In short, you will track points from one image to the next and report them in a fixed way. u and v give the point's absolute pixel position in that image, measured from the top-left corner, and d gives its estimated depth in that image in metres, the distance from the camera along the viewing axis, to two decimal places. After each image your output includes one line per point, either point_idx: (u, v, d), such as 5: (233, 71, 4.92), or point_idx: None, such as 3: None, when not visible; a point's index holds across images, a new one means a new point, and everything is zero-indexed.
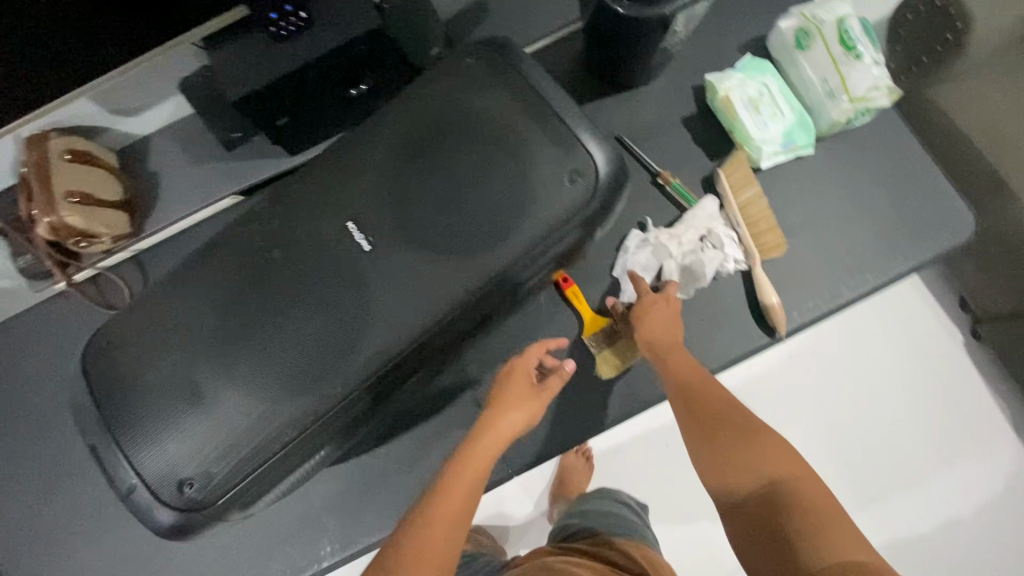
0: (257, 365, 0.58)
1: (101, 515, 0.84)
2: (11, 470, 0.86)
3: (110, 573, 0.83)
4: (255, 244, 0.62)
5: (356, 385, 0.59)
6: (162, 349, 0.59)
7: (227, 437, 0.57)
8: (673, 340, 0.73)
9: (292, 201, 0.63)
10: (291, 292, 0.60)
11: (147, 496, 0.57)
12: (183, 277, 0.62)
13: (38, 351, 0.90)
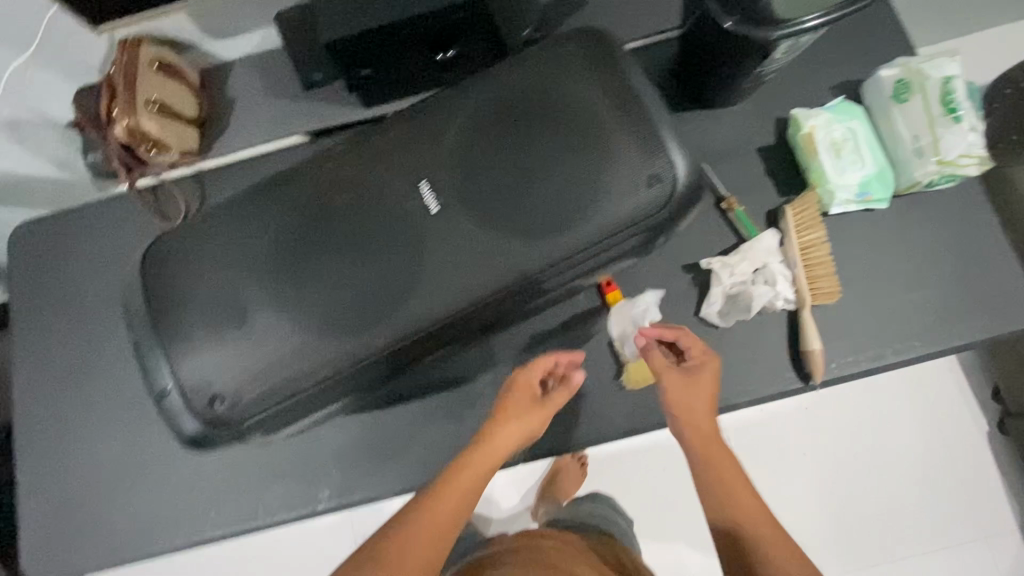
0: (303, 303, 0.59)
1: (118, 413, 0.87)
2: (49, 352, 0.91)
3: (115, 469, 0.86)
4: (324, 183, 0.62)
5: (395, 339, 0.60)
6: (217, 267, 0.61)
7: (262, 363, 0.58)
8: (690, 386, 0.69)
9: (366, 150, 0.63)
10: (349, 238, 0.61)
11: (177, 403, 0.59)
12: (250, 202, 0.63)
13: (93, 248, 0.94)
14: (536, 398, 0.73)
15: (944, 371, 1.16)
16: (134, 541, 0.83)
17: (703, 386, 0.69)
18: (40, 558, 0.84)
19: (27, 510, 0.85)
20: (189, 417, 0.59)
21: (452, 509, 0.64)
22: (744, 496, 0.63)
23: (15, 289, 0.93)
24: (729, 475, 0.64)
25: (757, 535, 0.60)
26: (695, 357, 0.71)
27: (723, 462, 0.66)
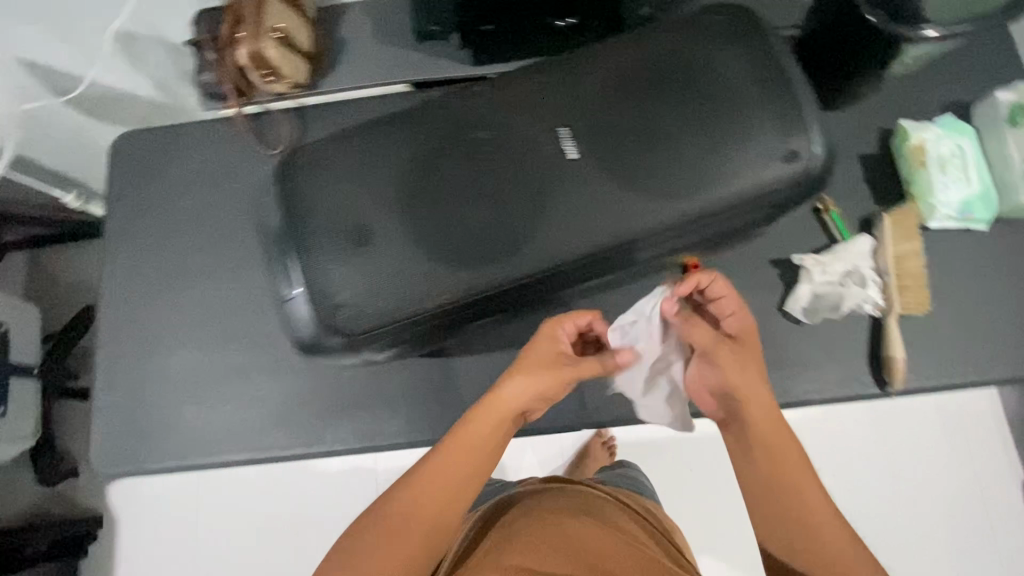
0: (430, 228, 0.61)
1: (201, 327, 0.90)
2: (138, 260, 0.94)
3: (192, 379, 0.89)
4: (456, 121, 0.64)
5: (513, 276, 0.61)
6: (349, 184, 0.63)
7: (385, 280, 0.61)
8: (738, 354, 0.66)
9: (504, 91, 0.65)
10: (476, 177, 0.62)
11: (298, 310, 0.63)
12: (381, 130, 0.65)
13: (191, 166, 0.96)
14: (565, 358, 0.66)
15: (989, 408, 1.16)
16: (202, 450, 0.86)
17: (750, 350, 0.67)
18: (106, 454, 0.87)
19: (99, 406, 0.88)
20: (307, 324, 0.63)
21: (447, 484, 0.60)
22: (795, 479, 0.60)
23: (112, 195, 0.96)
24: (781, 461, 0.61)
25: (810, 517, 0.59)
26: (737, 323, 0.68)
27: (775, 445, 0.62)
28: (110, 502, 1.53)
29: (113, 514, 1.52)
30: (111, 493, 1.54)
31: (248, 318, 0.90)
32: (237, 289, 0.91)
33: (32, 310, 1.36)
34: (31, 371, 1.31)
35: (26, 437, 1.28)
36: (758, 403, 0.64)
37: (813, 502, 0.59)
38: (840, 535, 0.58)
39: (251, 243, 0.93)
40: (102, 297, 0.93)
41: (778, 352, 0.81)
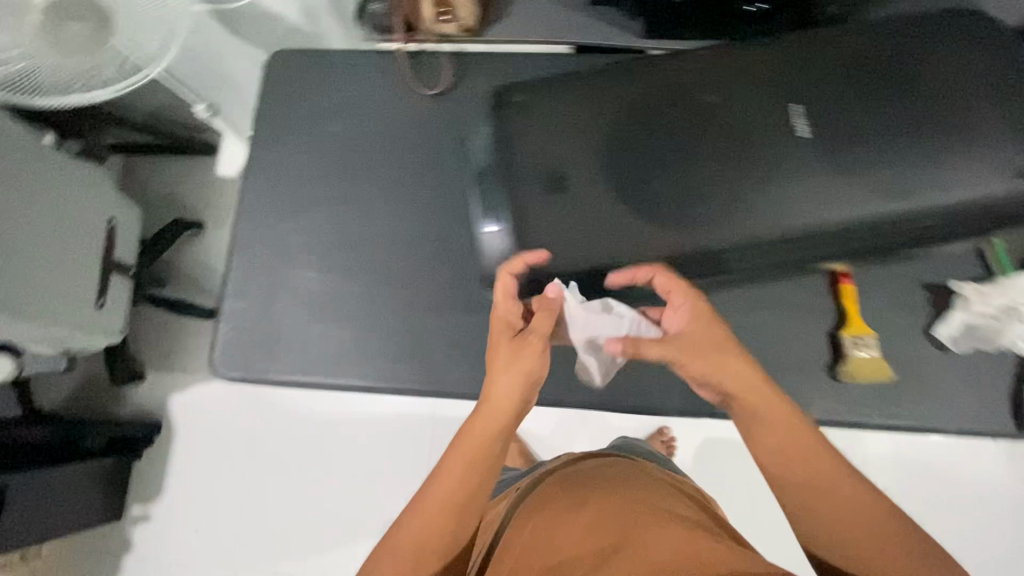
0: (662, 176, 0.66)
1: (333, 251, 0.91)
2: (280, 175, 0.94)
3: (318, 300, 0.90)
4: (658, 91, 0.69)
5: (739, 237, 0.64)
6: (587, 125, 0.70)
7: (611, 218, 0.67)
8: (707, 342, 0.58)
9: (743, 62, 0.69)
10: (668, 147, 0.67)
11: (492, 239, 0.74)
12: (589, 89, 0.71)
13: (345, 91, 0.97)
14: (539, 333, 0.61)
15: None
16: (324, 370, 0.88)
17: (709, 340, 0.58)
18: (230, 356, 0.88)
19: (229, 310, 0.89)
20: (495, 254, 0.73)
21: (450, 486, 0.56)
22: (799, 464, 0.54)
23: (262, 108, 0.97)
24: (795, 451, 0.54)
25: (806, 496, 0.53)
26: (688, 313, 0.60)
27: (781, 444, 0.54)
28: (171, 411, 1.57)
29: (174, 422, 1.56)
30: (173, 402, 1.57)
31: (383, 251, 0.91)
32: (375, 221, 0.92)
33: (135, 211, 1.38)
34: (129, 270, 1.33)
35: (118, 332, 1.30)
36: (750, 396, 0.56)
37: (817, 479, 0.53)
38: (847, 506, 0.52)
39: (396, 178, 0.93)
40: (241, 205, 0.94)
41: (915, 374, 0.80)
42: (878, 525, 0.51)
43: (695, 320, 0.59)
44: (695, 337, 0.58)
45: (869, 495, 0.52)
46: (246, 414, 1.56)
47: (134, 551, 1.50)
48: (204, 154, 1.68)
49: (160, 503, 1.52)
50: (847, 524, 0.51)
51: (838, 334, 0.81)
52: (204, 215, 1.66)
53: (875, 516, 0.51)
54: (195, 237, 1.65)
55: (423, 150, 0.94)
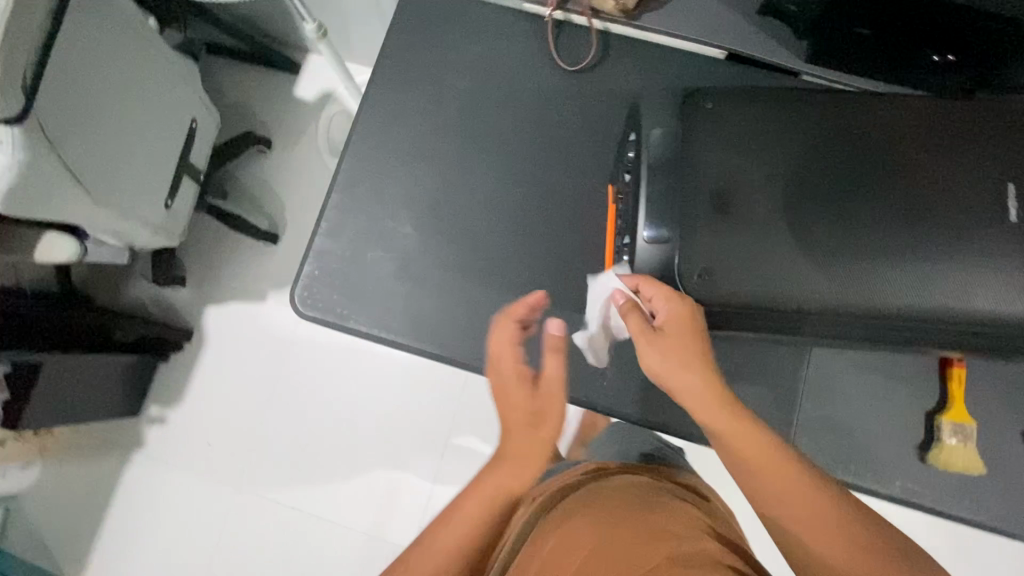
0: (825, 222, 0.56)
1: (432, 209, 0.87)
2: (393, 119, 0.90)
3: (406, 256, 0.86)
4: (882, 127, 0.58)
5: (898, 310, 0.54)
6: (751, 144, 0.59)
7: (757, 255, 0.56)
8: (679, 342, 0.57)
9: (948, 115, 0.58)
10: (886, 195, 0.56)
11: (641, 246, 0.61)
12: (797, 105, 0.60)
13: (477, 48, 0.91)
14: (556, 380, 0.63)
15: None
16: (403, 330, 0.84)
17: (690, 334, 0.57)
18: (311, 296, 0.84)
19: (318, 249, 0.85)
20: (639, 268, 0.62)
21: (447, 543, 0.56)
22: (751, 462, 0.54)
23: (387, 44, 0.91)
24: (753, 452, 0.54)
25: (763, 492, 0.54)
26: (672, 310, 0.57)
27: (735, 446, 0.55)
28: (205, 323, 1.55)
29: (206, 334, 1.55)
30: (208, 314, 1.55)
31: (485, 222, 0.87)
32: (482, 190, 0.88)
33: (214, 117, 1.33)
34: (197, 175, 1.30)
35: (172, 235, 1.25)
36: (706, 401, 0.56)
37: (768, 475, 0.54)
38: (797, 497, 0.53)
39: (512, 149, 0.89)
40: (348, 143, 0.89)
41: (1010, 476, 0.77)
42: (826, 512, 0.52)
43: (681, 321, 0.56)
44: (680, 333, 0.57)
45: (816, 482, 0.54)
46: (276, 342, 1.54)
47: (143, 452, 1.49)
48: (285, 72, 1.62)
49: (177, 410, 1.52)
50: (796, 515, 0.52)
51: (936, 418, 0.78)
52: (273, 135, 1.62)
53: (824, 503, 0.52)
54: (260, 154, 1.60)
55: (548, 126, 0.89)
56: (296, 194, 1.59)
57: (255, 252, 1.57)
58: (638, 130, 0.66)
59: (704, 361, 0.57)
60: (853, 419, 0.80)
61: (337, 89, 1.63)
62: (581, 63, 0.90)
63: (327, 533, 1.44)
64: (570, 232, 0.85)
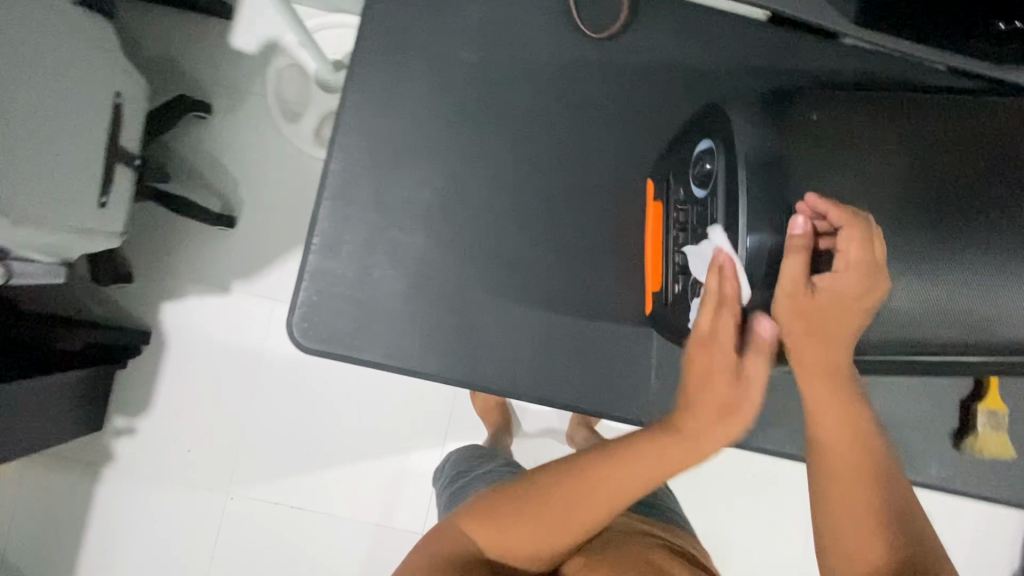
0: (912, 251, 0.54)
1: (444, 211, 0.75)
2: (387, 103, 0.75)
3: (418, 267, 0.74)
4: (978, 132, 0.57)
5: (968, 342, 0.55)
6: (841, 164, 0.54)
7: (852, 292, 0.52)
8: (834, 303, 0.53)
9: (1019, 129, 0.57)
10: (985, 204, 0.55)
11: (738, 278, 0.54)
12: (903, 108, 0.57)
13: (480, 13, 0.76)
14: (795, 285, 0.52)
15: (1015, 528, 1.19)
16: (425, 357, 0.73)
17: (845, 306, 0.53)
18: (312, 326, 0.72)
19: (314, 269, 0.73)
20: (735, 290, 0.54)
21: (494, 530, 0.58)
22: (830, 433, 0.56)
23: (371, 9, 0.75)
24: (846, 443, 0.55)
25: (826, 476, 0.55)
26: (848, 275, 0.52)
27: (816, 414, 0.57)
28: (163, 321, 1.36)
29: (167, 334, 1.36)
30: (166, 311, 1.35)
31: (507, 226, 0.75)
32: (500, 187, 0.75)
33: (142, 85, 1.11)
34: (131, 157, 1.08)
35: (115, 235, 1.07)
36: (817, 389, 0.56)
37: (844, 454, 0.55)
38: (860, 482, 0.54)
39: (534, 136, 0.76)
40: (335, 135, 0.74)
41: None
42: (879, 509, 0.52)
43: (845, 298, 0.53)
44: (837, 300, 0.53)
45: (888, 486, 0.54)
46: (248, 336, 1.35)
47: (112, 467, 1.33)
48: (218, 19, 1.36)
49: (146, 419, 1.34)
50: (845, 499, 0.54)
51: (972, 405, 0.77)
52: (212, 95, 1.36)
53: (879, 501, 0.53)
54: (201, 121, 1.36)
55: (571, 108, 0.76)
56: (249, 167, 1.36)
57: (209, 238, 1.36)
58: (713, 135, 0.57)
59: (838, 336, 0.55)
60: (899, 414, 0.78)
61: (283, 37, 1.36)
62: (605, 29, 0.77)
63: (333, 529, 1.34)
64: (603, 234, 0.75)
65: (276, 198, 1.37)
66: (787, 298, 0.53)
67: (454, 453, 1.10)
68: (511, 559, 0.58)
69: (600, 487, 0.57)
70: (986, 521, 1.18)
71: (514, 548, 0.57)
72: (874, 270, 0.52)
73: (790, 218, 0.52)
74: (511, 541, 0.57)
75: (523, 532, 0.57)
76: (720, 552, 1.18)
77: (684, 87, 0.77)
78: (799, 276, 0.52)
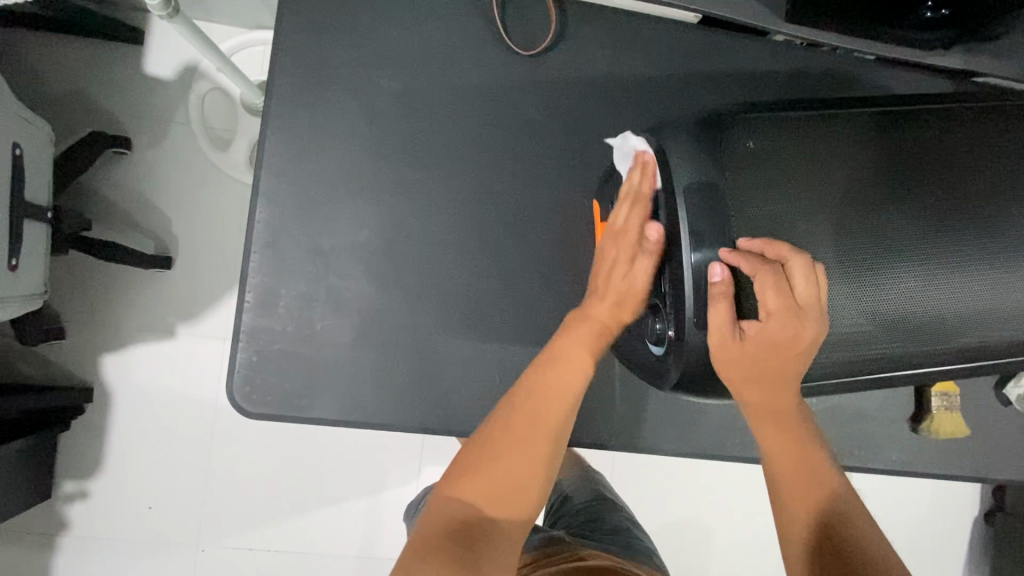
0: (855, 269, 0.53)
1: (383, 251, 0.70)
2: (313, 143, 0.70)
3: (362, 315, 0.70)
4: (913, 144, 0.57)
5: (920, 353, 0.55)
6: (778, 188, 0.53)
7: (788, 333, 0.50)
8: (765, 347, 0.51)
9: (947, 131, 0.57)
10: (924, 216, 0.55)
11: (687, 318, 0.52)
12: (833, 125, 0.57)
13: (403, 39, 0.72)
14: (724, 332, 0.50)
15: (970, 487, 1.24)
16: (381, 410, 0.69)
17: (778, 350, 0.51)
18: (255, 390, 0.68)
19: (250, 328, 0.67)
20: (681, 326, 0.53)
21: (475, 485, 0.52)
22: (777, 465, 0.55)
23: (286, 44, 0.70)
24: (790, 454, 0.55)
25: (775, 485, 0.55)
26: (773, 322, 0.50)
27: (764, 445, 0.56)
28: (105, 376, 1.25)
29: (110, 389, 1.25)
30: (106, 365, 1.25)
31: (453, 261, 0.71)
32: (440, 220, 0.71)
33: (44, 129, 1.02)
34: (41, 210, 1.00)
35: (33, 297, 0.99)
36: (759, 408, 0.55)
37: (786, 481, 0.54)
38: (795, 500, 0.54)
39: (472, 164, 0.72)
40: (257, 182, 0.69)
41: (989, 434, 0.81)
42: (808, 518, 0.53)
43: (774, 340, 0.51)
44: (767, 345, 0.51)
45: (837, 509, 0.53)
46: (200, 381, 1.27)
47: (67, 534, 1.24)
48: (128, 46, 1.26)
49: (98, 480, 1.25)
50: (781, 517, 0.54)
51: (926, 388, 0.78)
52: (130, 128, 1.26)
53: (818, 514, 0.53)
54: (120, 158, 1.26)
55: (508, 131, 0.73)
56: (178, 202, 1.27)
57: (144, 282, 1.26)
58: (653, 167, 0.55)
59: (778, 377, 0.53)
60: (857, 407, 0.79)
61: (201, 60, 1.27)
62: (537, 46, 0.74)
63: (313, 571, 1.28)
64: (554, 259, 0.73)
65: (211, 232, 1.28)
66: (719, 348, 0.51)
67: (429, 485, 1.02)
68: (514, 509, 0.53)
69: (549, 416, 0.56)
70: (944, 484, 1.23)
71: (501, 487, 0.53)
72: (797, 311, 0.50)
73: (706, 266, 0.50)
74: (500, 482, 0.53)
75: (504, 468, 0.53)
76: (703, 548, 1.18)
77: (621, 98, 0.74)
78: (727, 322, 0.50)
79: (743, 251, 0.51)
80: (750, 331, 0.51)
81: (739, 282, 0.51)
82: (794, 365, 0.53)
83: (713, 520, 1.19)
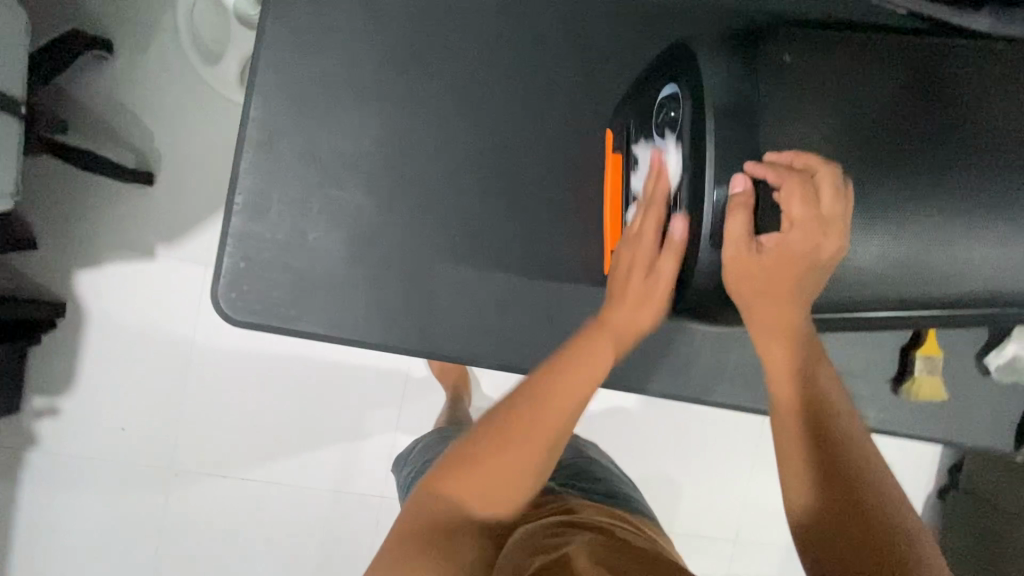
0: (872, 203, 0.53)
1: (383, 165, 0.67)
2: (314, 44, 0.66)
3: (356, 228, 0.67)
4: (947, 82, 0.55)
5: (930, 294, 0.55)
6: (802, 112, 0.52)
7: (807, 247, 0.50)
8: (783, 259, 0.51)
9: (974, 72, 0.56)
10: (948, 154, 0.54)
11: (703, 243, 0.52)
12: (864, 53, 0.55)
13: None
14: (741, 243, 0.50)
15: (931, 458, 1.28)
16: (370, 328, 0.67)
17: (796, 263, 0.51)
18: (241, 298, 0.65)
19: (240, 233, 0.65)
20: (696, 245, 0.53)
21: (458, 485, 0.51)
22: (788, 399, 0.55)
23: None
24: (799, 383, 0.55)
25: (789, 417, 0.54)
26: (795, 232, 0.50)
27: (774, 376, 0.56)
28: (80, 292, 1.21)
29: (85, 306, 1.21)
30: (82, 281, 1.21)
31: (455, 181, 0.68)
32: (445, 137, 0.68)
33: (19, 19, 0.94)
34: (15, 107, 0.94)
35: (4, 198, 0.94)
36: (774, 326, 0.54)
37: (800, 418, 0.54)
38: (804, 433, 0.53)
39: (481, 82, 0.69)
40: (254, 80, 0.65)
41: (964, 399, 0.83)
42: (817, 450, 0.52)
43: (796, 249, 0.50)
44: (785, 256, 0.51)
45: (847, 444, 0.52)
46: (179, 305, 1.23)
47: (38, 450, 1.22)
48: None
49: (70, 399, 1.22)
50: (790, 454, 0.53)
51: (910, 350, 0.79)
52: (113, 31, 1.18)
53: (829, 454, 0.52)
54: (101, 63, 1.18)
55: (521, 50, 0.69)
56: (162, 116, 1.20)
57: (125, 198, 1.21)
58: (680, 80, 0.54)
59: (794, 294, 0.53)
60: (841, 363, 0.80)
61: None
62: None
63: (287, 503, 1.28)
64: (561, 190, 0.70)
65: (195, 151, 1.21)
66: (733, 260, 0.50)
67: (414, 442, 1.01)
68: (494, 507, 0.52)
69: (552, 430, 0.53)
70: (905, 455, 1.27)
71: (491, 486, 0.52)
72: (822, 224, 0.50)
73: (729, 178, 0.50)
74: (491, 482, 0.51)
75: (496, 467, 0.52)
76: (673, 500, 1.22)
77: (641, 26, 0.71)
78: (743, 232, 0.50)
79: (771, 163, 0.50)
80: (772, 242, 0.51)
81: (763, 194, 0.51)
82: (810, 284, 0.52)
83: (685, 476, 1.22)
